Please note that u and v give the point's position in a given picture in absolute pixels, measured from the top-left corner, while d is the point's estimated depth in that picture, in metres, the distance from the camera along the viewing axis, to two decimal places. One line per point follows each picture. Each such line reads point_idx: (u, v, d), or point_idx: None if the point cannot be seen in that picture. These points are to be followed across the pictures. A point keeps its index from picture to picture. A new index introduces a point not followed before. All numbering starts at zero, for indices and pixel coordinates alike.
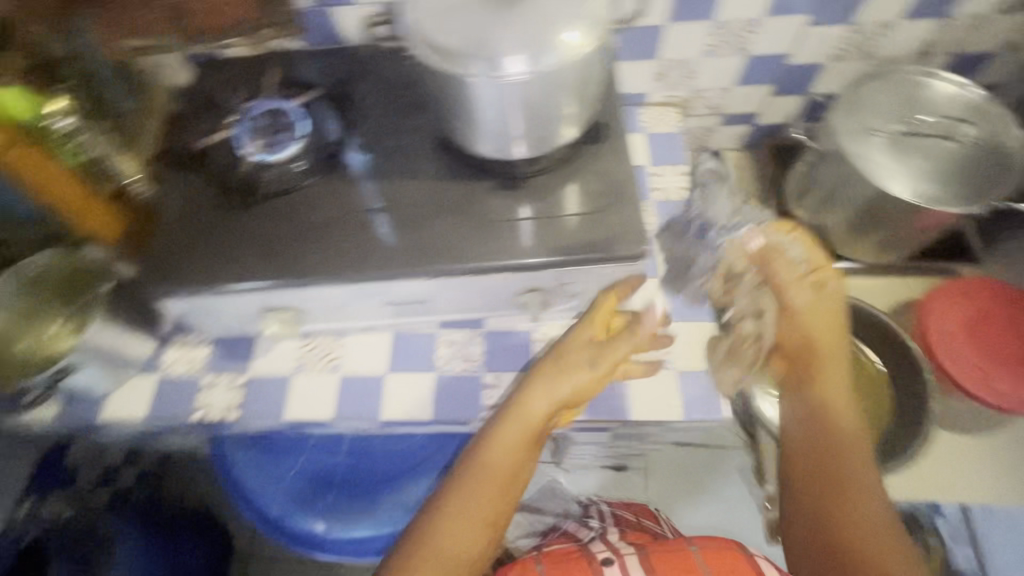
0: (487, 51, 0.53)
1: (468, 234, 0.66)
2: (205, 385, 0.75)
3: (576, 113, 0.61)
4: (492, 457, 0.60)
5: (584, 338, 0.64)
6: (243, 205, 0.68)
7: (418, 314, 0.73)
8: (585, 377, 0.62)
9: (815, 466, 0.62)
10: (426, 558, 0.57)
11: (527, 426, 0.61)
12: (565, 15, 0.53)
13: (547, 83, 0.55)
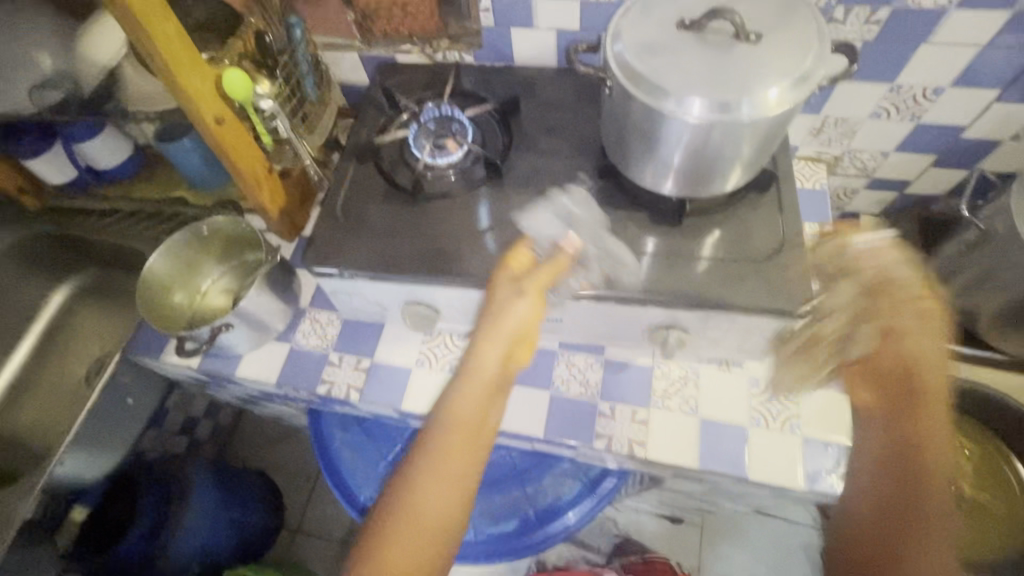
0: (679, 86, 0.51)
1: (601, 261, 0.65)
2: (331, 362, 0.79)
3: (751, 164, 0.59)
4: (456, 412, 0.57)
5: (504, 286, 0.61)
6: (400, 201, 0.71)
7: (546, 331, 0.74)
8: (520, 311, 0.59)
9: (888, 482, 0.54)
10: (402, 528, 0.52)
11: (475, 377, 0.58)
12: (772, 71, 0.51)
13: (734, 133, 0.53)
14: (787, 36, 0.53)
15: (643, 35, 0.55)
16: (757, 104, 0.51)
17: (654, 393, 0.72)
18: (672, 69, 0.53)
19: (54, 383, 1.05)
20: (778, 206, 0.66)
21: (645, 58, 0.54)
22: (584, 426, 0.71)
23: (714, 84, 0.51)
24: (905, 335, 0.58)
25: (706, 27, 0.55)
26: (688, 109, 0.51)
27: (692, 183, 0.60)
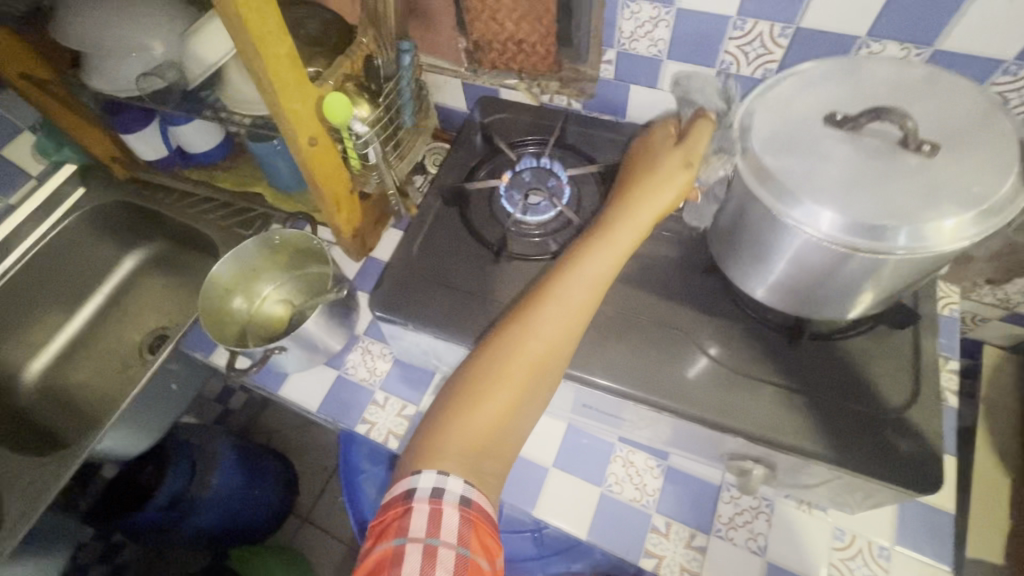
0: (823, 197, 0.44)
1: (675, 355, 0.59)
2: (376, 402, 0.75)
3: (876, 296, 0.51)
4: (575, 275, 0.53)
5: (667, 159, 0.56)
6: (479, 255, 0.67)
7: (608, 422, 0.67)
8: (674, 187, 0.55)
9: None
10: (508, 354, 0.51)
11: (611, 231, 0.54)
12: (943, 198, 0.43)
13: (872, 265, 0.45)
14: (972, 153, 0.44)
15: (780, 126, 0.48)
16: (920, 234, 0.43)
17: (717, 518, 0.64)
18: (805, 172, 0.46)
19: (110, 346, 1.07)
20: (912, 346, 0.57)
21: (784, 154, 0.47)
22: (634, 538, 0.64)
23: (863, 200, 0.43)
24: None
25: (866, 128, 0.46)
26: (822, 224, 0.44)
27: (810, 295, 0.52)
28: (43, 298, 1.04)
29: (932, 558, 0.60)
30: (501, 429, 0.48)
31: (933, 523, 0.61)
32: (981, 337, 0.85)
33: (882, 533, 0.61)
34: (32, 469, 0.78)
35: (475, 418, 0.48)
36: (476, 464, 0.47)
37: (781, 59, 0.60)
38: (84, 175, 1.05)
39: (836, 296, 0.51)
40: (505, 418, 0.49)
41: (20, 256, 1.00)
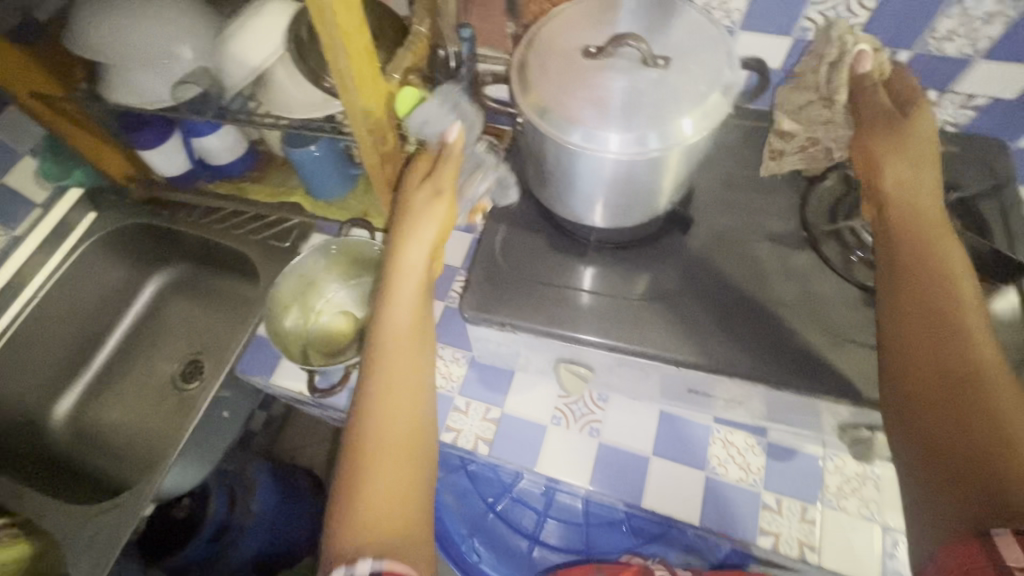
0: (592, 119, 0.49)
1: (540, 302, 0.62)
2: (459, 408, 0.72)
3: (672, 190, 0.57)
4: (388, 339, 0.53)
5: (420, 196, 0.55)
6: (565, 249, 0.65)
7: (704, 406, 0.66)
8: (433, 213, 0.54)
9: (934, 374, 0.45)
10: (366, 439, 0.49)
11: (406, 278, 0.54)
12: (683, 100, 0.49)
13: (653, 165, 0.51)
14: (697, 58, 0.51)
15: (539, 66, 0.52)
16: (668, 134, 0.49)
17: (827, 489, 0.64)
18: (584, 102, 0.50)
19: (139, 378, 1.01)
20: None
21: (557, 91, 0.51)
22: (749, 518, 0.63)
23: (628, 115, 0.49)
24: (892, 171, 0.54)
25: (613, 51, 0.51)
26: (598, 143, 0.49)
27: (616, 209, 0.58)
28: (64, 333, 0.97)
29: None
30: (394, 507, 0.47)
31: None
32: None
33: None
34: (97, 517, 0.75)
35: (365, 509, 0.46)
36: (395, 546, 0.44)
37: (866, 22, 0.59)
38: (92, 199, 0.97)
39: (625, 203, 0.57)
40: (399, 495, 0.47)
41: (32, 295, 0.92)
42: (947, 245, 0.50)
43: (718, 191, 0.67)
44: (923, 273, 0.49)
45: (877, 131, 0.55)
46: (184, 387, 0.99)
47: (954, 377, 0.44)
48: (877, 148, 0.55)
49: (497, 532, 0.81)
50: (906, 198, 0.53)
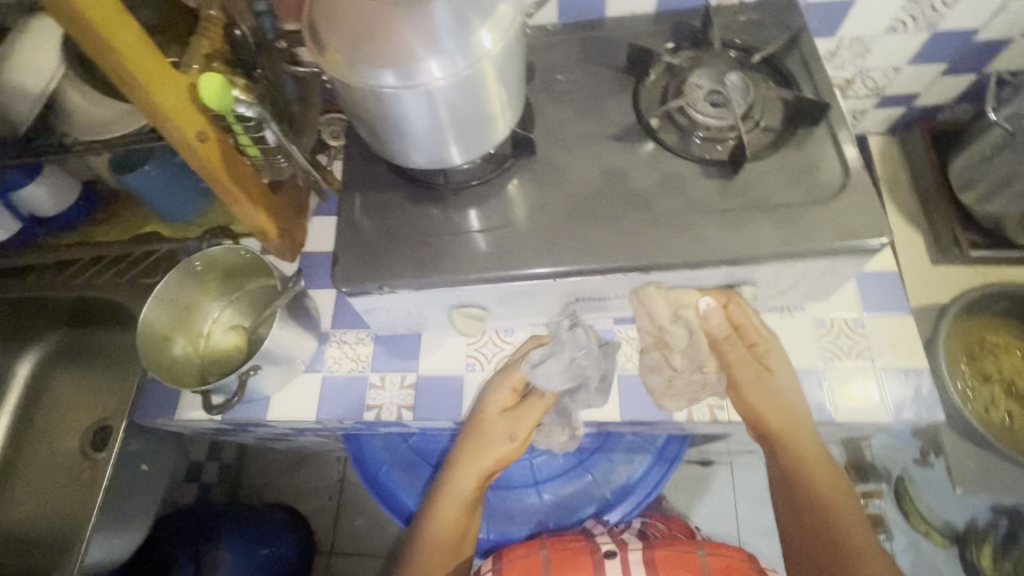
0: (396, 56, 0.49)
1: (415, 256, 0.62)
2: (374, 384, 0.72)
3: (503, 113, 0.59)
4: (439, 528, 0.70)
5: (501, 424, 0.68)
6: (426, 200, 0.65)
7: (601, 311, 0.70)
8: (501, 449, 0.68)
9: (825, 557, 0.63)
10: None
11: (465, 483, 0.70)
12: (474, 17, 0.49)
13: (468, 89, 0.52)
14: None
15: (329, 17, 0.51)
16: (470, 53, 0.50)
17: None
18: (382, 41, 0.49)
19: (43, 462, 0.94)
20: (831, 137, 0.62)
21: (352, 36, 0.50)
22: (660, 399, 0.69)
23: (428, 43, 0.49)
24: (767, 377, 0.65)
25: None
26: (407, 78, 0.49)
27: (462, 145, 0.59)
28: None
29: (892, 310, 0.70)
30: None
31: (887, 290, 0.70)
32: (863, 131, 0.97)
33: (853, 308, 0.70)
34: None
35: None
36: None
37: None
38: None
39: (469, 133, 0.57)
40: None
41: None
42: (808, 446, 0.65)
43: (561, 107, 0.69)
44: (815, 493, 0.65)
45: (726, 358, 0.65)
46: (96, 454, 0.92)
47: (839, 550, 0.63)
48: (745, 331, 0.65)
49: None
50: (755, 409, 0.65)
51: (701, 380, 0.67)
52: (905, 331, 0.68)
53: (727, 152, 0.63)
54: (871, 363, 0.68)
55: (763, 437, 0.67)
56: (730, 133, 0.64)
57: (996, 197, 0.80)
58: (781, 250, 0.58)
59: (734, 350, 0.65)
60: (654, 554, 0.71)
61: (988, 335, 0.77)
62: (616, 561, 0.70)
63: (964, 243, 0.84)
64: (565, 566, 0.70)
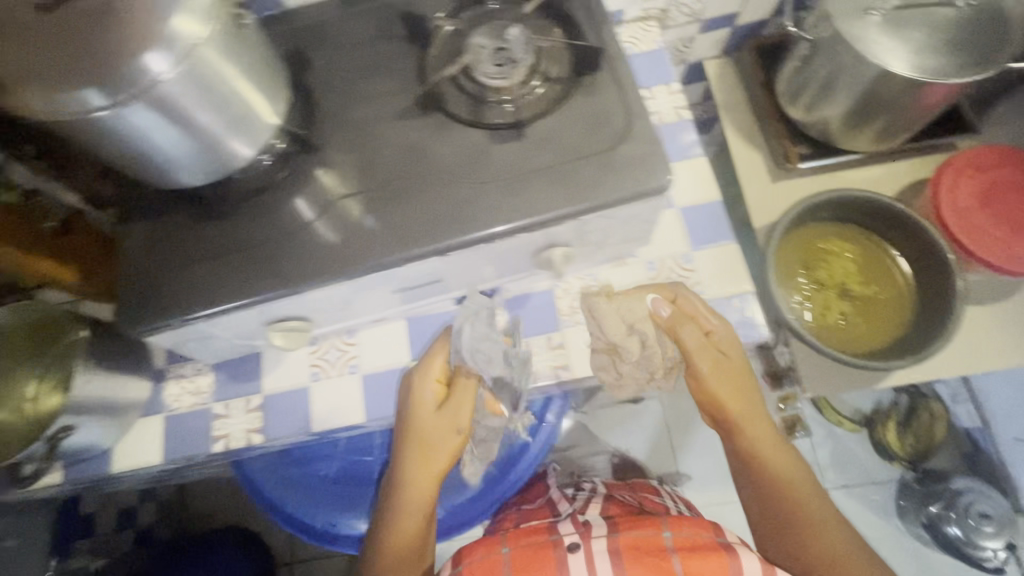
0: (97, 61, 0.44)
1: (213, 277, 0.58)
2: (219, 413, 0.69)
3: (255, 106, 0.54)
4: (404, 535, 0.69)
5: (434, 424, 0.66)
6: (213, 215, 0.60)
7: (434, 294, 0.68)
8: (450, 442, 0.67)
9: (784, 517, 0.72)
10: None
11: (423, 488, 0.69)
12: (166, 6, 0.44)
13: (203, 82, 0.47)
14: None
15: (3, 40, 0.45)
16: (175, 45, 0.44)
17: (562, 314, 0.70)
18: (71, 56, 0.44)
19: None
20: (616, 78, 0.61)
21: (46, 50, 0.44)
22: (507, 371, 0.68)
23: (128, 43, 0.43)
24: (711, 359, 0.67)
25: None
26: (116, 83, 0.44)
27: (211, 150, 0.54)
28: None
29: (718, 239, 0.71)
30: None
31: (711, 220, 0.71)
32: (698, 57, 0.96)
33: (680, 245, 0.71)
34: None
35: None
36: None
37: None
38: None
39: (214, 136, 0.52)
40: None
41: None
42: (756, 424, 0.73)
43: (348, 89, 0.65)
44: (767, 466, 0.73)
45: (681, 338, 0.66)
46: None
47: (796, 507, 0.72)
48: (689, 311, 0.66)
49: (344, 495, 0.83)
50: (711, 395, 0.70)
51: (646, 377, 0.71)
52: (730, 257, 0.70)
53: (516, 112, 0.61)
54: (701, 296, 0.69)
55: (723, 426, 0.75)
56: (517, 93, 0.61)
57: (818, 106, 0.81)
58: (575, 204, 0.57)
59: (688, 335, 0.66)
60: (619, 540, 0.72)
61: (819, 245, 0.80)
62: (579, 554, 0.71)
63: (795, 156, 0.86)
64: (530, 565, 0.72)
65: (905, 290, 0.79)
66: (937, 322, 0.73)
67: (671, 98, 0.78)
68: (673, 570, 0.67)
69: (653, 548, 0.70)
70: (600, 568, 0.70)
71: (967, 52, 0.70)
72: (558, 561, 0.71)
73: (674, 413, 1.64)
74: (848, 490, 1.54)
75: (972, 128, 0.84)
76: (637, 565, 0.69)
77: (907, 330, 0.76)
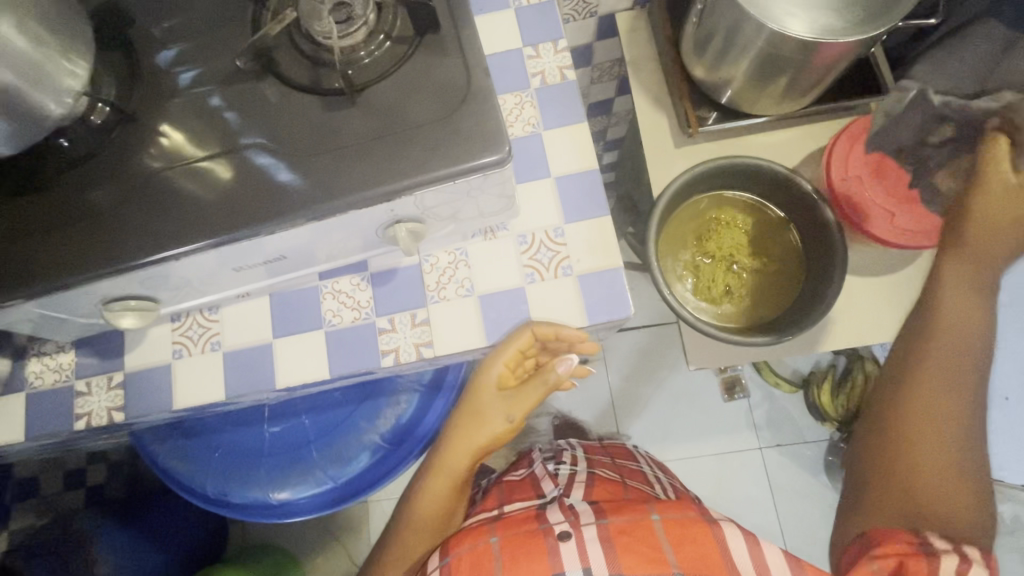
0: None
1: (36, 255, 0.55)
2: (82, 391, 0.68)
3: (44, 68, 0.50)
4: (432, 493, 0.80)
5: (497, 406, 0.77)
6: (36, 188, 0.57)
7: (293, 271, 0.65)
8: (496, 425, 0.77)
9: (950, 421, 0.64)
10: (397, 545, 0.81)
11: (462, 458, 0.79)
12: None
13: None
14: None
15: None
16: None
17: (429, 289, 0.68)
18: None
19: None
20: (462, 38, 0.57)
21: None
22: (370, 348, 0.67)
23: None
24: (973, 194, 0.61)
25: None
26: None
27: (4, 119, 0.50)
28: None
29: (592, 211, 0.68)
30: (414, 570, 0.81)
31: (587, 191, 0.69)
32: (608, 10, 0.89)
33: (554, 218, 0.68)
34: None
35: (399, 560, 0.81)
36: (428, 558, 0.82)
37: None
38: None
39: (3, 103, 0.48)
40: (427, 541, 0.81)
41: None
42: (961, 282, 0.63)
43: (185, 48, 0.60)
44: (935, 362, 0.65)
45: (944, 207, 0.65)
46: None
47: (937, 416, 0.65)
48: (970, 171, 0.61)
49: (239, 465, 0.84)
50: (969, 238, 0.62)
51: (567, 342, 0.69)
52: (601, 231, 0.67)
53: (357, 76, 0.57)
54: (572, 270, 0.67)
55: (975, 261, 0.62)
56: (357, 53, 0.57)
57: (718, 67, 0.76)
58: (410, 176, 0.54)
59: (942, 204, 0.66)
60: (608, 527, 0.72)
61: (714, 215, 0.80)
62: (570, 544, 0.70)
63: (697, 120, 0.83)
64: (517, 556, 0.71)
65: (791, 237, 0.79)
66: (829, 275, 0.71)
67: (557, 58, 0.73)
68: (665, 558, 0.67)
69: (645, 534, 0.70)
70: (592, 556, 0.69)
71: (860, 9, 0.65)
72: (550, 550, 0.71)
73: (616, 375, 1.64)
74: (780, 448, 1.58)
75: (882, 87, 0.79)
76: (628, 554, 0.68)
77: (807, 284, 0.75)
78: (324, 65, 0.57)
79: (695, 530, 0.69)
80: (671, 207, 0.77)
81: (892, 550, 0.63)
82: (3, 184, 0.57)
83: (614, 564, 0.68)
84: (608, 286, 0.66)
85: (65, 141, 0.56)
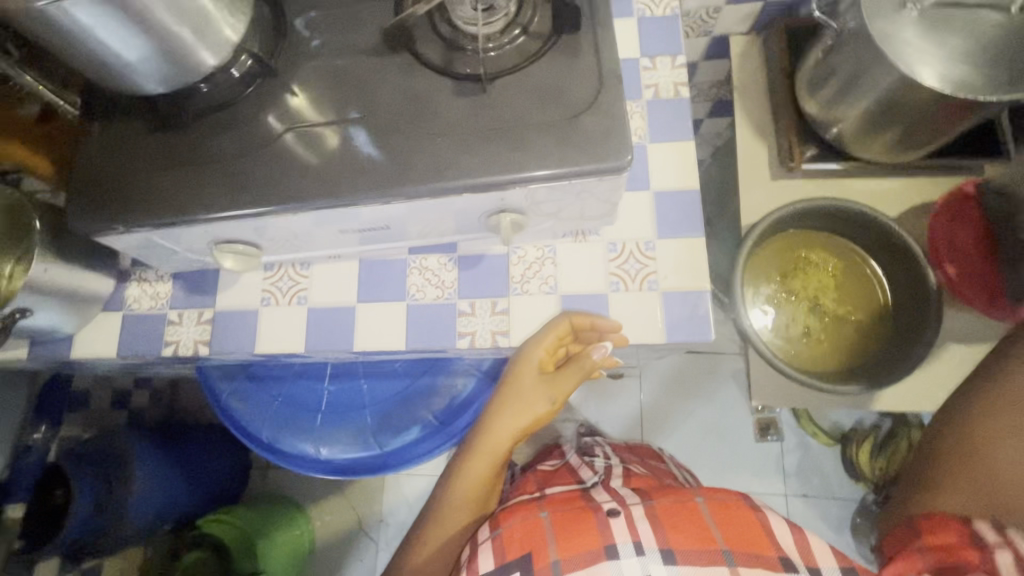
0: None
1: (167, 189, 0.59)
2: (173, 321, 0.72)
3: (213, 18, 0.53)
4: (469, 470, 0.72)
5: (538, 388, 0.70)
6: (174, 126, 0.60)
7: (387, 241, 0.67)
8: (538, 406, 0.70)
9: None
10: (432, 526, 0.74)
11: (503, 436, 0.71)
12: None
13: None
14: None
15: None
16: None
17: (512, 280, 0.69)
18: None
19: None
20: (597, 42, 0.57)
21: None
22: (449, 327, 0.69)
23: None
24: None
25: None
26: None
27: (170, 61, 0.53)
28: None
29: (686, 230, 0.68)
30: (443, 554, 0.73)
31: (684, 209, 0.69)
32: (724, 32, 0.88)
33: (646, 231, 0.68)
34: None
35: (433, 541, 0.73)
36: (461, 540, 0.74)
37: None
38: None
39: (174, 46, 0.52)
40: (465, 520, 0.73)
41: None
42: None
43: (327, 14, 0.63)
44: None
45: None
46: None
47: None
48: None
49: (294, 416, 0.87)
50: None
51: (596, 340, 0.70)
52: (693, 251, 0.67)
53: (487, 64, 0.58)
54: (658, 285, 0.67)
55: None
56: (492, 42, 0.58)
57: (834, 104, 0.75)
58: (529, 169, 0.55)
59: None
60: (655, 507, 0.68)
61: (803, 254, 0.79)
62: (620, 518, 0.66)
63: (800, 155, 0.81)
64: (568, 527, 0.67)
65: (881, 288, 0.77)
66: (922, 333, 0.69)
67: (673, 73, 0.73)
68: (712, 537, 0.63)
69: (691, 515, 0.66)
70: (642, 532, 0.64)
71: (1005, 67, 0.63)
72: (599, 524, 0.66)
73: (649, 395, 1.63)
74: (806, 499, 1.54)
75: (1004, 151, 0.77)
76: (679, 532, 0.64)
77: (894, 342, 0.73)
78: (457, 48, 0.59)
79: (738, 513, 0.66)
80: (761, 239, 0.76)
81: (941, 542, 0.56)
82: (147, 119, 0.61)
83: (667, 542, 0.62)
84: (692, 307, 0.66)
85: (206, 86, 0.59)
